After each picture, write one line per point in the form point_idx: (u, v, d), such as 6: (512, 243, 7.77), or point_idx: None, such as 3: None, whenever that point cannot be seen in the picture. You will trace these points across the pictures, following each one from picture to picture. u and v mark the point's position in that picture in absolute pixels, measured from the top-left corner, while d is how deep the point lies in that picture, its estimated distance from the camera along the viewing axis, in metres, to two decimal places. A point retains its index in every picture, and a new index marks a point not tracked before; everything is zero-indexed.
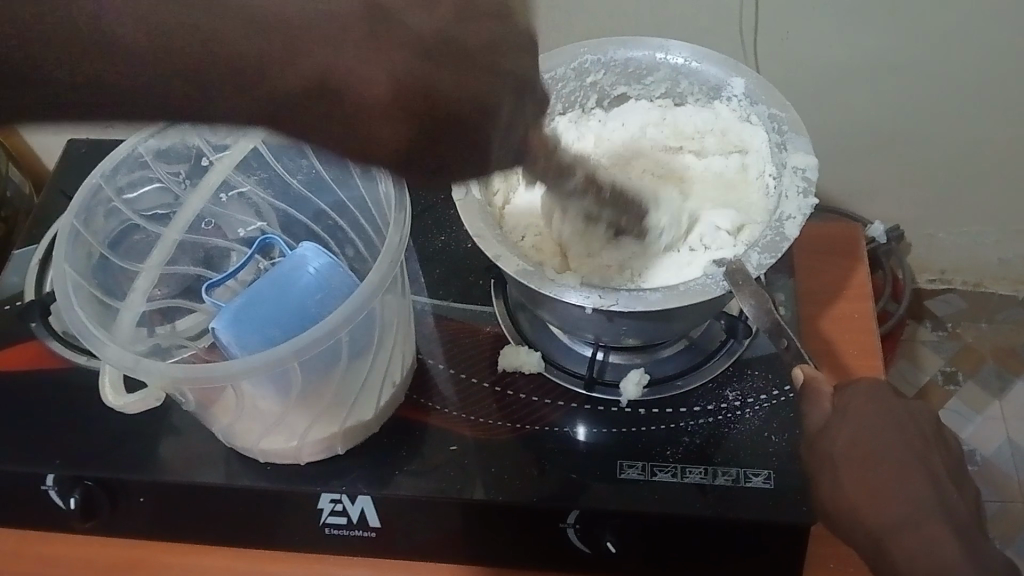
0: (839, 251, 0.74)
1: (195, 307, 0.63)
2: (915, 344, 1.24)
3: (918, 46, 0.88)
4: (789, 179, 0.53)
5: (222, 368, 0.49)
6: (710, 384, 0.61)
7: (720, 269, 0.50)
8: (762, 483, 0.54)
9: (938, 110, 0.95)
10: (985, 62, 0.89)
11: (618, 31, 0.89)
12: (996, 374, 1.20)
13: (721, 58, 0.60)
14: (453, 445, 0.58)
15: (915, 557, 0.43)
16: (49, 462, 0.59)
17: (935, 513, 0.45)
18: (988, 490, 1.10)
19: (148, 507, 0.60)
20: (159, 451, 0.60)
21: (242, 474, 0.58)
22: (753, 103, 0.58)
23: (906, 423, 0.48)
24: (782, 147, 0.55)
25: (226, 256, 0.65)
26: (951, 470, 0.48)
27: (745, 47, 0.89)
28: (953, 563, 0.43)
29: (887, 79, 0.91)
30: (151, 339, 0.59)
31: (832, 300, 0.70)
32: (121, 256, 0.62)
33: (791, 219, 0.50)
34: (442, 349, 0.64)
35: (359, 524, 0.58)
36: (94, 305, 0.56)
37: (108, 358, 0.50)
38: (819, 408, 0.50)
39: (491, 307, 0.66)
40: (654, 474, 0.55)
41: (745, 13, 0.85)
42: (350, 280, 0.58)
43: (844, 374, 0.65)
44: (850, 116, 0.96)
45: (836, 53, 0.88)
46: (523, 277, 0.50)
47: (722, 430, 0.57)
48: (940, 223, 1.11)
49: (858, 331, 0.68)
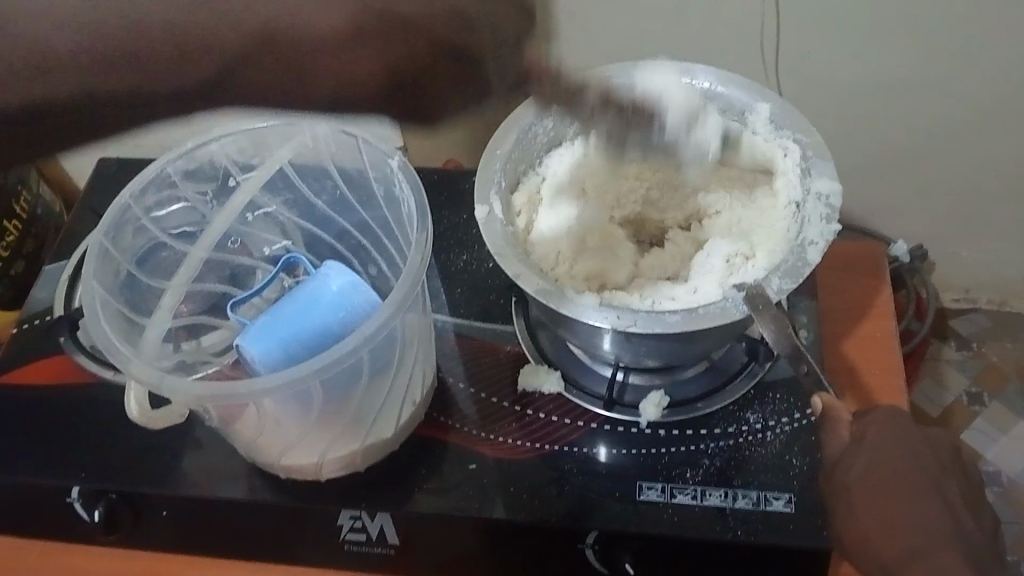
0: (861, 270, 0.74)
1: (219, 324, 0.63)
2: (939, 363, 1.22)
3: (940, 65, 0.87)
4: (813, 205, 0.53)
5: (246, 386, 0.50)
6: (732, 407, 0.60)
7: (739, 293, 0.50)
8: (782, 506, 0.54)
9: (959, 129, 0.95)
10: (1009, 81, 0.89)
11: (640, 49, 0.89)
12: (1021, 394, 1.18)
13: (747, 81, 0.60)
14: (472, 464, 0.58)
15: None
16: (76, 475, 0.60)
17: (951, 544, 0.45)
18: (1011, 512, 1.08)
19: (171, 521, 0.61)
20: (183, 465, 0.60)
21: (264, 488, 0.58)
22: (778, 128, 0.58)
23: (923, 449, 0.48)
24: (806, 172, 0.56)
25: (250, 274, 0.66)
26: (967, 497, 0.48)
27: (765, 66, 0.89)
28: None
29: (907, 98, 0.91)
30: (176, 355, 0.60)
31: (853, 320, 0.70)
32: (148, 273, 0.63)
33: (813, 245, 0.51)
34: (463, 367, 0.64)
35: (377, 541, 0.58)
36: (121, 323, 0.57)
37: (135, 376, 0.50)
38: (836, 437, 0.50)
39: (511, 326, 0.67)
40: (673, 496, 0.55)
41: (765, 32, 0.85)
42: (372, 299, 0.58)
43: (866, 398, 0.65)
44: (871, 133, 0.96)
45: (856, 72, 0.89)
46: (542, 296, 0.51)
47: (742, 453, 0.57)
48: (964, 241, 1.11)
49: (880, 351, 0.68)
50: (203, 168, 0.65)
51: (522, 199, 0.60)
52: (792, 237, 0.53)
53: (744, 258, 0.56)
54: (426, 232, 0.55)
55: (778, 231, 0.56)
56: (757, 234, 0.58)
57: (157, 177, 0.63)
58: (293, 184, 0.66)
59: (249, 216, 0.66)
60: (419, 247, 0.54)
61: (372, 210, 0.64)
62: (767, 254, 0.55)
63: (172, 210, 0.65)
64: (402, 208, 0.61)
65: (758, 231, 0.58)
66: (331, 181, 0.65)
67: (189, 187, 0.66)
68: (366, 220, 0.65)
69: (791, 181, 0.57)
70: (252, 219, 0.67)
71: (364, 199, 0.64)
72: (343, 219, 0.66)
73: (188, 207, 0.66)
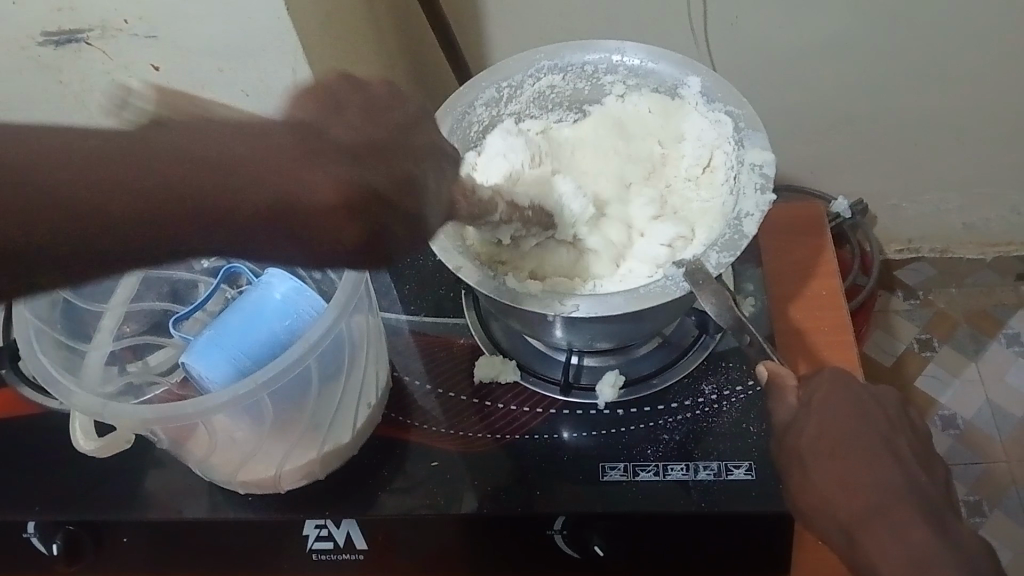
0: (804, 230, 0.75)
1: (165, 341, 0.61)
2: (889, 314, 1.26)
3: (866, 23, 0.89)
4: (747, 177, 0.53)
5: (192, 404, 0.48)
6: (687, 380, 0.61)
7: (679, 269, 0.50)
8: (743, 474, 0.54)
9: (892, 84, 0.96)
10: (932, 36, 0.91)
11: (572, 29, 0.89)
12: (971, 337, 1.22)
13: (678, 57, 0.60)
14: (434, 461, 0.58)
15: (887, 547, 0.43)
16: (29, 509, 0.58)
17: (906, 495, 0.45)
18: (970, 453, 1.13)
19: (134, 547, 0.59)
20: (142, 489, 0.59)
21: (226, 505, 0.57)
22: (710, 101, 0.57)
23: (870, 409, 0.49)
24: (739, 144, 0.55)
25: (192, 288, 0.64)
26: (917, 449, 0.49)
27: (697, 35, 0.89)
28: (926, 546, 0.43)
29: (838, 59, 0.93)
30: (122, 378, 0.59)
31: (799, 280, 0.71)
32: (86, 296, 0.60)
33: (749, 217, 0.51)
34: (420, 365, 0.64)
35: (345, 547, 0.57)
36: (59, 353, 0.55)
37: (76, 405, 0.49)
38: (784, 403, 0.50)
39: (463, 319, 0.66)
40: (636, 474, 0.55)
41: (694, 2, 0.85)
42: (317, 304, 0.57)
43: (818, 356, 0.66)
44: (803, 94, 0.97)
45: (787, 35, 0.89)
46: (484, 286, 0.50)
47: (702, 425, 0.58)
48: (901, 193, 1.14)
49: (827, 308, 0.69)
50: None
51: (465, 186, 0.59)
52: (728, 212, 0.53)
53: (685, 242, 0.59)
54: None
55: (713, 209, 0.58)
56: (688, 219, 0.61)
57: None
58: None
59: None
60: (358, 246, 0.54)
61: None
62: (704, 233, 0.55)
63: None
64: None
65: (690, 213, 0.61)
66: None
67: None
68: None
69: (726, 156, 0.57)
70: None
71: None
72: None
73: None
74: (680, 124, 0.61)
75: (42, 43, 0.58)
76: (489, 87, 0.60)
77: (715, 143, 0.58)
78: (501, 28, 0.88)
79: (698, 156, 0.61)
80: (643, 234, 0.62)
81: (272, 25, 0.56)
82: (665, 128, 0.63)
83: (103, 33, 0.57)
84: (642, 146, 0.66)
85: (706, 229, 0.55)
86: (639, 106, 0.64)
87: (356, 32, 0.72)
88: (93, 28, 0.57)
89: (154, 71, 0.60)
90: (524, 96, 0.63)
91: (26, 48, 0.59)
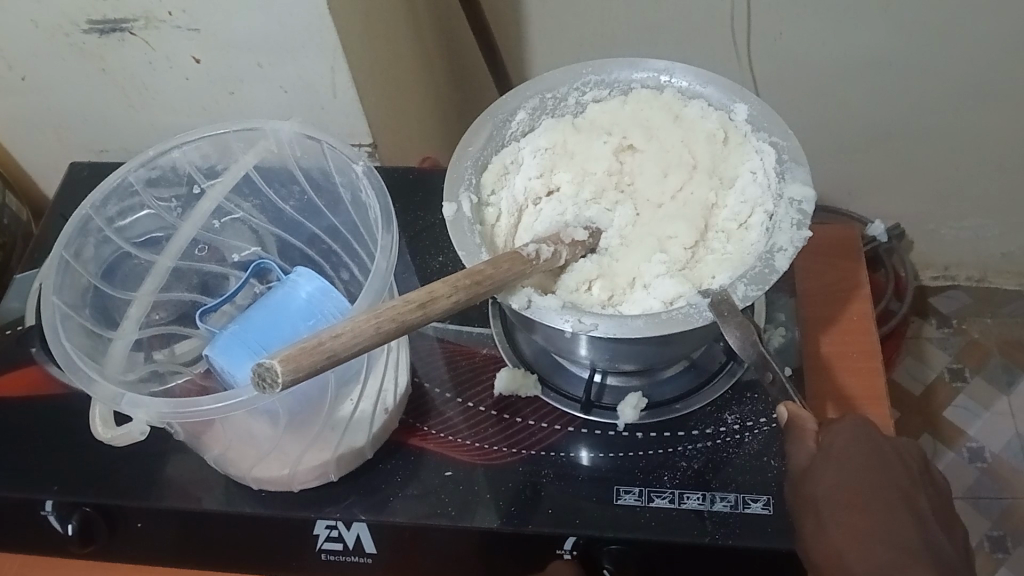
0: (838, 252, 0.73)
1: (190, 333, 0.61)
2: (921, 341, 1.24)
3: (907, 47, 0.87)
4: (784, 211, 0.52)
5: (210, 400, 0.47)
6: (710, 407, 0.60)
7: (704, 298, 0.49)
8: (760, 509, 0.53)
9: (937, 107, 0.94)
10: (973, 65, 0.89)
11: (613, 37, 0.87)
12: (1003, 369, 1.19)
13: (726, 82, 0.59)
14: (447, 471, 0.57)
15: None
16: (47, 488, 0.59)
17: (922, 557, 0.44)
18: (996, 487, 1.11)
19: (147, 533, 0.59)
20: (158, 476, 0.59)
21: (240, 499, 0.57)
22: (756, 130, 0.57)
23: (892, 460, 0.48)
24: (780, 176, 0.54)
25: (221, 282, 0.65)
26: (935, 509, 0.48)
27: (738, 49, 0.88)
28: None
29: (880, 80, 0.91)
30: (148, 365, 0.58)
31: (829, 305, 0.70)
32: (115, 285, 0.60)
33: (782, 251, 0.50)
34: (440, 373, 0.63)
35: (354, 550, 0.57)
36: (85, 338, 0.54)
37: (97, 395, 0.48)
38: (803, 447, 0.49)
39: (488, 329, 0.65)
40: (651, 500, 0.54)
41: (737, 17, 0.84)
42: (342, 304, 0.56)
43: (842, 387, 0.64)
44: (842, 114, 0.95)
45: (830, 53, 0.88)
46: (506, 299, 0.49)
47: (722, 455, 0.57)
48: (939, 219, 1.11)
49: (856, 336, 0.67)
50: (166, 175, 0.62)
51: (493, 176, 0.57)
52: (761, 247, 0.52)
53: (686, 297, 0.53)
54: (392, 236, 0.52)
55: (735, 257, 0.54)
56: (702, 267, 0.55)
57: (120, 187, 0.60)
58: (259, 189, 0.64)
59: (217, 222, 0.65)
60: (385, 253, 0.51)
61: (340, 214, 0.62)
62: (727, 269, 0.54)
63: (136, 218, 0.62)
64: (367, 212, 0.58)
65: (706, 263, 0.56)
66: (297, 186, 0.63)
67: (151, 196, 0.62)
68: (337, 225, 0.63)
69: (764, 216, 0.54)
70: (220, 226, 0.65)
71: (331, 203, 0.62)
72: (313, 224, 0.64)
73: (152, 215, 0.63)
74: (736, 165, 0.58)
75: (86, 30, 0.59)
76: (532, 96, 0.60)
77: (758, 200, 0.56)
78: (541, 33, 0.88)
79: (738, 211, 0.57)
80: (646, 286, 0.55)
81: (310, 23, 0.56)
82: (717, 164, 0.59)
83: (146, 24, 0.58)
84: (687, 190, 0.59)
85: (731, 268, 0.54)
86: (697, 131, 0.59)
87: (396, 31, 0.72)
88: (137, 20, 0.57)
89: (195, 63, 0.61)
90: (577, 94, 0.61)
91: (71, 36, 0.60)
